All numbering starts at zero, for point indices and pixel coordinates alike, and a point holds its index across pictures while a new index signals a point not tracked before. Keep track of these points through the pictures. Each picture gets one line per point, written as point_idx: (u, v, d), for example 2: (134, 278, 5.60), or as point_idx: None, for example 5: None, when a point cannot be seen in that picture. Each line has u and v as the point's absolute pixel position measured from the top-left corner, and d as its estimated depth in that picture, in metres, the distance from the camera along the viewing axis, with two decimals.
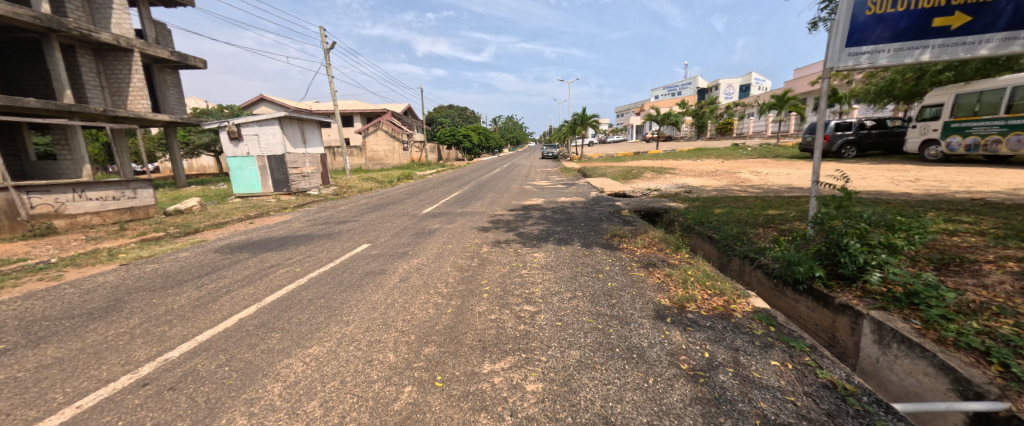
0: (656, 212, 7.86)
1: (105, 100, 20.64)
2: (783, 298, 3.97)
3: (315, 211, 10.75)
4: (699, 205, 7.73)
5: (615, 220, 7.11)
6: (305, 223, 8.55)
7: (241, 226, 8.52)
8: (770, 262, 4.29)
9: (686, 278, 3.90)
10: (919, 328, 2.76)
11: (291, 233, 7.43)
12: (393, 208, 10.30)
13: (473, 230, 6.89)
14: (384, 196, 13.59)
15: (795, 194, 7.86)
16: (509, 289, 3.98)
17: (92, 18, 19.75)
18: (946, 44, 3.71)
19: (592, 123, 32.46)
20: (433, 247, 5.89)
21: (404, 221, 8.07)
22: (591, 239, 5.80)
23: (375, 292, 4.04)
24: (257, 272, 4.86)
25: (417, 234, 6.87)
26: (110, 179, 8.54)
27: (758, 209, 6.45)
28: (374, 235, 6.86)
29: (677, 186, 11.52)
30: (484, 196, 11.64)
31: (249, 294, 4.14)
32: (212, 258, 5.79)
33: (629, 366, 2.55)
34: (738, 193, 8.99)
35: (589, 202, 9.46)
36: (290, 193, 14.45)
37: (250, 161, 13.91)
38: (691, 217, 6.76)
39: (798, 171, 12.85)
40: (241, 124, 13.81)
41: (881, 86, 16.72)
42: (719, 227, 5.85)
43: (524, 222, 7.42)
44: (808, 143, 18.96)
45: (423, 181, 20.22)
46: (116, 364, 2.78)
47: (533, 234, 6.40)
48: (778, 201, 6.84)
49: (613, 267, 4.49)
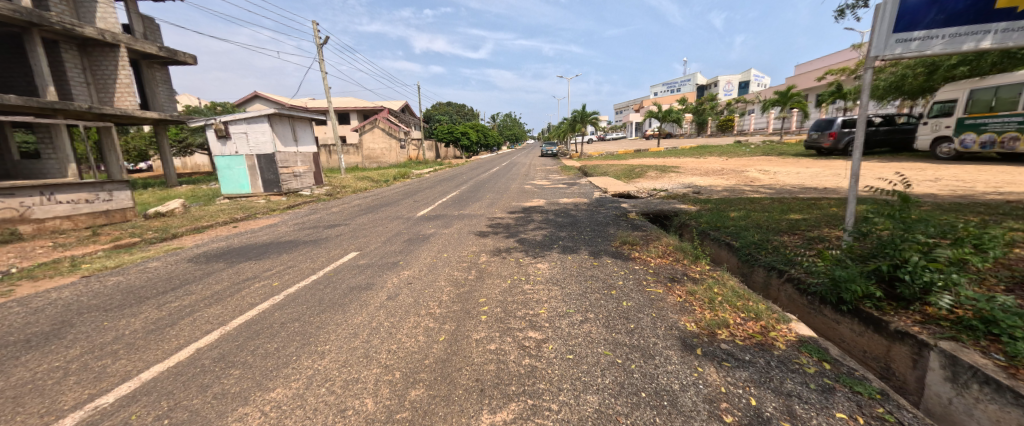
0: (665, 215, 7.40)
1: (92, 97, 20.02)
2: (821, 318, 3.51)
3: (305, 212, 10.26)
4: (711, 207, 7.27)
5: (622, 224, 6.63)
6: (294, 227, 8.05)
7: (224, 230, 8.01)
8: (804, 276, 3.81)
9: (712, 297, 3.44)
10: (1004, 365, 2.27)
11: (276, 239, 6.93)
12: (386, 210, 9.80)
13: (471, 236, 6.42)
14: (379, 197, 13.05)
15: (813, 195, 7.41)
16: (510, 310, 3.49)
17: (77, 12, 19.12)
18: (1012, 28, 3.22)
19: (592, 121, 31.93)
20: (428, 255, 5.39)
21: (397, 225, 7.57)
22: (599, 246, 5.31)
23: (358, 313, 3.53)
24: (229, 287, 4.34)
25: (411, 240, 6.39)
26: (83, 180, 8.01)
27: (778, 213, 5.99)
28: (365, 242, 6.36)
29: (684, 185, 11.06)
30: (483, 197, 11.16)
31: (215, 315, 3.62)
32: (184, 269, 5.28)
33: (660, 420, 2.07)
34: (750, 194, 8.52)
35: (593, 203, 8.99)
36: (280, 193, 13.91)
37: (238, 160, 13.38)
38: (705, 222, 6.29)
39: (808, 170, 12.40)
40: (229, 121, 13.17)
41: (891, 81, 16.28)
42: (738, 233, 5.38)
43: (525, 226, 6.94)
44: (813, 140, 18.51)
45: (420, 181, 19.70)
46: (33, 415, 2.29)
47: (535, 240, 5.92)
48: (798, 204, 6.36)
49: (627, 282, 4.02)
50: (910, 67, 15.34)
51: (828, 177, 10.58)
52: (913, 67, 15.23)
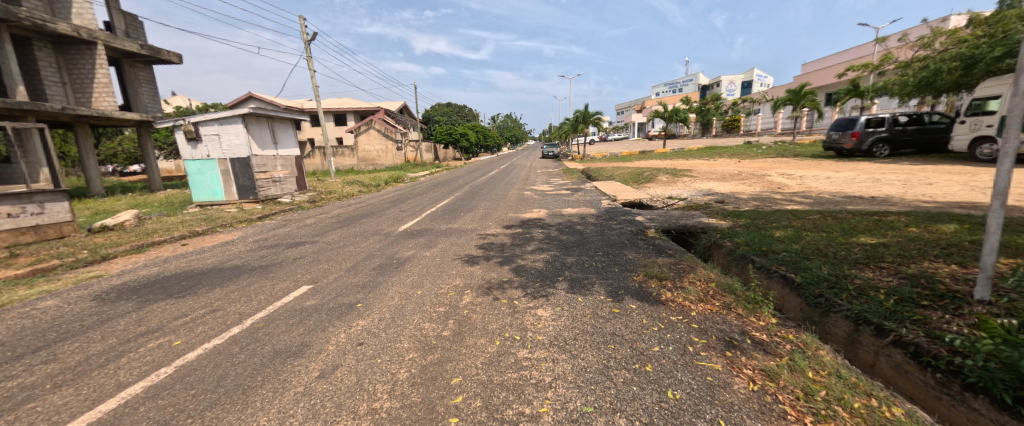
0: (690, 232, 6.23)
1: (68, 97, 18.86)
2: (970, 415, 2.28)
3: (276, 224, 9.07)
4: (747, 223, 6.05)
5: (641, 245, 5.45)
6: (253, 245, 6.81)
7: (170, 249, 6.81)
8: (933, 346, 2.60)
9: (809, 386, 2.23)
10: None
11: (222, 263, 5.69)
12: (365, 222, 8.60)
13: (457, 262, 5.16)
14: (365, 205, 11.86)
15: (867, 208, 6.25)
16: (497, 409, 2.26)
17: (51, 8, 17.97)
18: None
19: (595, 121, 30.64)
20: (396, 294, 4.13)
21: (372, 245, 6.36)
22: (619, 282, 4.07)
23: (263, 412, 2.30)
24: (110, 349, 3.13)
25: (383, 267, 5.15)
26: (6, 191, 6.86)
27: (837, 232, 4.77)
28: (325, 269, 5.13)
29: (703, 193, 9.86)
30: (476, 206, 10.03)
31: (49, 412, 2.39)
32: (80, 311, 4.04)
33: None
34: (786, 205, 7.35)
35: (602, 215, 7.79)
36: (257, 201, 12.60)
37: (210, 164, 12.03)
38: (746, 244, 5.08)
39: (839, 175, 11.18)
40: (199, 122, 12.35)
41: (921, 77, 15.07)
42: (798, 264, 4.15)
43: (523, 248, 5.72)
44: (833, 141, 17.35)
45: (414, 185, 18.54)
46: None
47: (539, 269, 4.68)
48: (860, 222, 5.16)
49: (666, 347, 2.81)
50: (945, 61, 14.17)
51: (866, 184, 9.37)
52: (948, 62, 14.04)
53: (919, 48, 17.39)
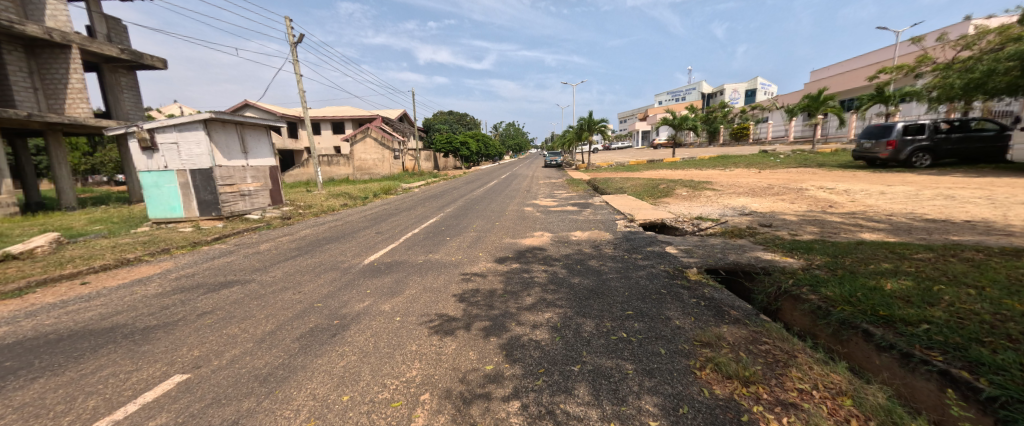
0: (746, 274, 4.60)
1: (39, 103, 17.33)
2: None
3: (224, 252, 7.45)
4: (827, 262, 4.39)
5: (688, 300, 3.80)
6: (167, 288, 5.17)
7: (62, 294, 5.12)
8: None
9: None
10: None
11: (98, 323, 4.02)
12: (326, 250, 6.98)
13: (421, 330, 3.49)
14: (340, 224, 10.21)
15: (986, 242, 4.60)
16: None
17: (22, 9, 16.50)
18: None
19: (600, 129, 29.07)
20: (307, 403, 2.49)
21: (319, 289, 4.75)
22: (674, 387, 2.44)
23: None
24: None
25: (313, 335, 3.49)
26: None
27: (997, 292, 3.15)
28: (231, 337, 3.50)
29: (738, 211, 8.26)
30: (466, 227, 8.46)
31: None
32: None
33: None
34: (858, 233, 5.70)
35: (622, 244, 6.21)
36: (220, 218, 11.04)
37: (168, 176, 10.73)
38: (847, 303, 3.40)
39: (895, 189, 9.56)
40: (155, 129, 10.88)
41: (969, 79, 13.45)
42: (968, 352, 2.51)
43: (518, 300, 4.07)
44: (865, 150, 15.70)
45: (405, 197, 16.99)
46: None
47: (544, 348, 3.02)
48: (1016, 270, 3.50)
49: None
50: (1000, 60, 12.50)
51: (940, 201, 7.77)
52: (1003, 62, 12.38)
53: (960, 48, 15.90)
